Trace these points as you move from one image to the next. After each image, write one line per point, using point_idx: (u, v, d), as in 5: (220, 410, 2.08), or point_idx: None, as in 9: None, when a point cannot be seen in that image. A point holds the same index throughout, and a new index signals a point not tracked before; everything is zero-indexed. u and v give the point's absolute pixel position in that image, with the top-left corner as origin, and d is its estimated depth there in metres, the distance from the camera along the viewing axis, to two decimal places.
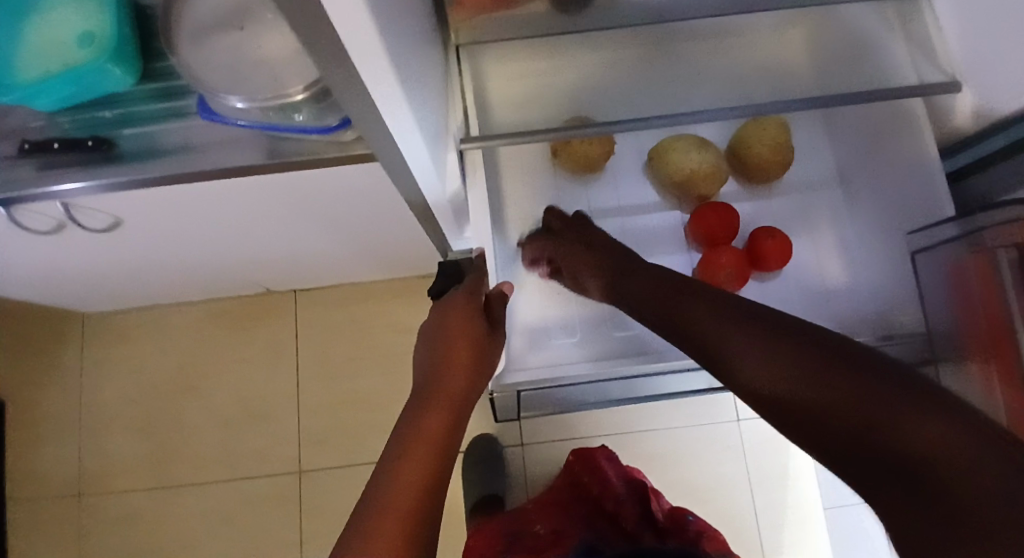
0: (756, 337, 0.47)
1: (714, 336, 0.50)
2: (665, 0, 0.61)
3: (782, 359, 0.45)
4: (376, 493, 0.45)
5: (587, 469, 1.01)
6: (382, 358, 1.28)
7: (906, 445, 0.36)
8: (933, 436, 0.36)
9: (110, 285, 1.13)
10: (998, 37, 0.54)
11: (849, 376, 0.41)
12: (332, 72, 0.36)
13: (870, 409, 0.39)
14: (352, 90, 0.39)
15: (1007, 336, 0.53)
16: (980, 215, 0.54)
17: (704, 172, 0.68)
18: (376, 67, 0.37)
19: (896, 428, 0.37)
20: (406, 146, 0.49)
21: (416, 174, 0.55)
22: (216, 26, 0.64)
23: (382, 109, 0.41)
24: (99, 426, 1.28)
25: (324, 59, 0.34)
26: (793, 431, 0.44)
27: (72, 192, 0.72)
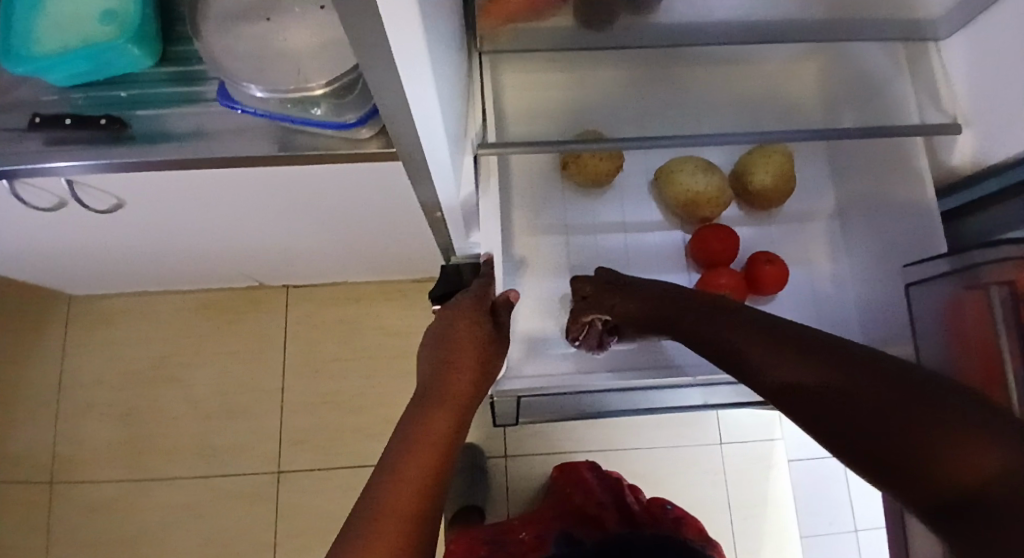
0: (791, 361, 0.49)
1: (747, 351, 0.52)
2: (682, 26, 0.63)
3: (813, 374, 0.47)
4: (376, 498, 0.46)
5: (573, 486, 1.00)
6: (371, 360, 1.27)
7: (935, 461, 0.38)
8: (962, 451, 0.38)
9: (102, 268, 1.12)
10: (1005, 85, 0.57)
11: (877, 388, 0.43)
12: (369, 59, 0.37)
13: (897, 422, 0.41)
14: (386, 76, 0.40)
15: (998, 370, 0.51)
16: (974, 253, 0.53)
17: (709, 196, 0.70)
18: (414, 63, 0.37)
19: (925, 444, 0.39)
20: (427, 141, 0.49)
21: (434, 173, 0.56)
22: (242, 15, 0.65)
23: (412, 100, 0.42)
24: (76, 411, 1.25)
25: (364, 43, 0.35)
26: (828, 441, 0.46)
27: (75, 171, 0.72)
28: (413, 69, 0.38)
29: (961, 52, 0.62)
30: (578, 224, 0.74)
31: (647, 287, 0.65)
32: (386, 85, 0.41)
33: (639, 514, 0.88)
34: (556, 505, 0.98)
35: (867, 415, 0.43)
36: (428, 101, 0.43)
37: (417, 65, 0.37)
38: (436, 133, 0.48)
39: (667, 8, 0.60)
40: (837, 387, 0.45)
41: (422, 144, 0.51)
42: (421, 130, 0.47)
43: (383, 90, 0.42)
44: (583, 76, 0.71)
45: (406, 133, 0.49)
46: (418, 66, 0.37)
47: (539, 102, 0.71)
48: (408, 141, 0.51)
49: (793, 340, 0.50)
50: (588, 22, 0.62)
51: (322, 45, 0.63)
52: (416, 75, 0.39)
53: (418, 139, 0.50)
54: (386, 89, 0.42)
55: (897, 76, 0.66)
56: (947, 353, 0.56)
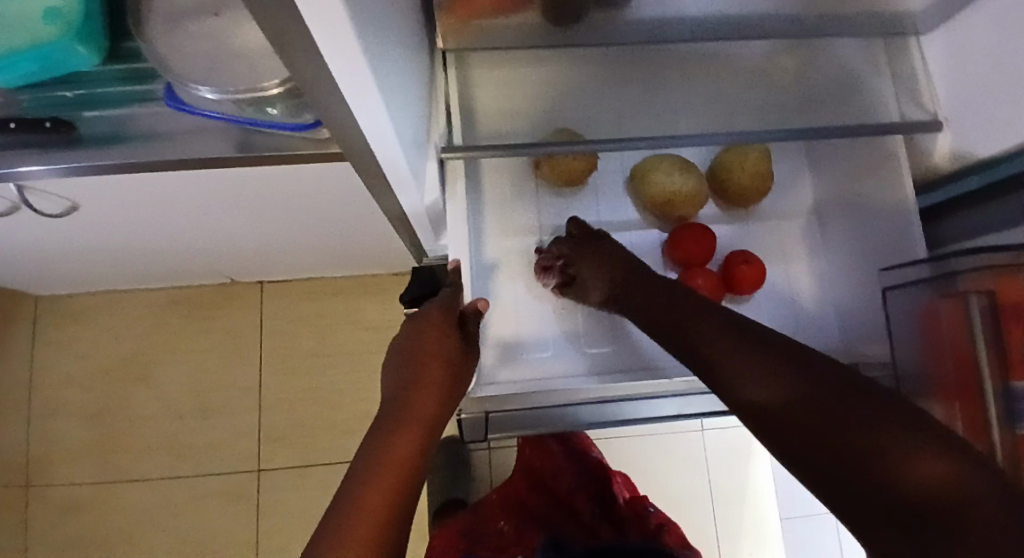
0: (763, 364, 0.47)
1: (715, 353, 0.51)
2: (654, 20, 0.61)
3: (782, 380, 0.46)
4: (337, 526, 0.43)
5: (538, 454, 0.91)
6: (349, 356, 1.25)
7: (908, 477, 0.37)
8: (932, 467, 0.37)
9: (65, 268, 1.08)
10: (992, 84, 0.56)
11: (848, 402, 0.42)
12: (306, 74, 0.35)
13: (871, 439, 0.40)
14: (327, 91, 0.37)
15: (975, 384, 0.50)
16: (952, 260, 0.52)
17: (684, 195, 0.68)
18: (354, 76, 0.35)
19: (899, 461, 0.38)
20: (381, 150, 0.47)
21: (393, 181, 0.54)
22: (187, 12, 0.62)
23: (359, 111, 0.40)
24: (46, 413, 1.22)
25: (297, 58, 0.33)
26: (788, 451, 0.44)
27: (37, 175, 0.69)
28: (353, 81, 0.35)
29: (940, 47, 0.62)
30: (552, 225, 0.72)
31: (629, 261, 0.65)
32: (327, 98, 0.38)
33: (618, 513, 0.86)
34: (523, 481, 0.91)
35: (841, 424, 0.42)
36: (377, 113, 0.40)
37: (358, 78, 0.35)
38: (389, 143, 0.45)
39: (638, 4, 0.58)
40: (808, 397, 0.44)
41: (375, 152, 0.48)
42: (373, 139, 0.45)
43: (326, 103, 0.39)
44: (553, 70, 0.68)
45: (360, 145, 0.47)
46: (360, 78, 0.35)
47: (506, 101, 0.67)
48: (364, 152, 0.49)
49: (763, 347, 0.49)
50: (556, 20, 0.59)
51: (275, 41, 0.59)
52: (358, 88, 0.36)
53: (372, 149, 0.48)
54: (328, 103, 0.39)
55: (874, 75, 0.66)
56: (923, 361, 0.55)
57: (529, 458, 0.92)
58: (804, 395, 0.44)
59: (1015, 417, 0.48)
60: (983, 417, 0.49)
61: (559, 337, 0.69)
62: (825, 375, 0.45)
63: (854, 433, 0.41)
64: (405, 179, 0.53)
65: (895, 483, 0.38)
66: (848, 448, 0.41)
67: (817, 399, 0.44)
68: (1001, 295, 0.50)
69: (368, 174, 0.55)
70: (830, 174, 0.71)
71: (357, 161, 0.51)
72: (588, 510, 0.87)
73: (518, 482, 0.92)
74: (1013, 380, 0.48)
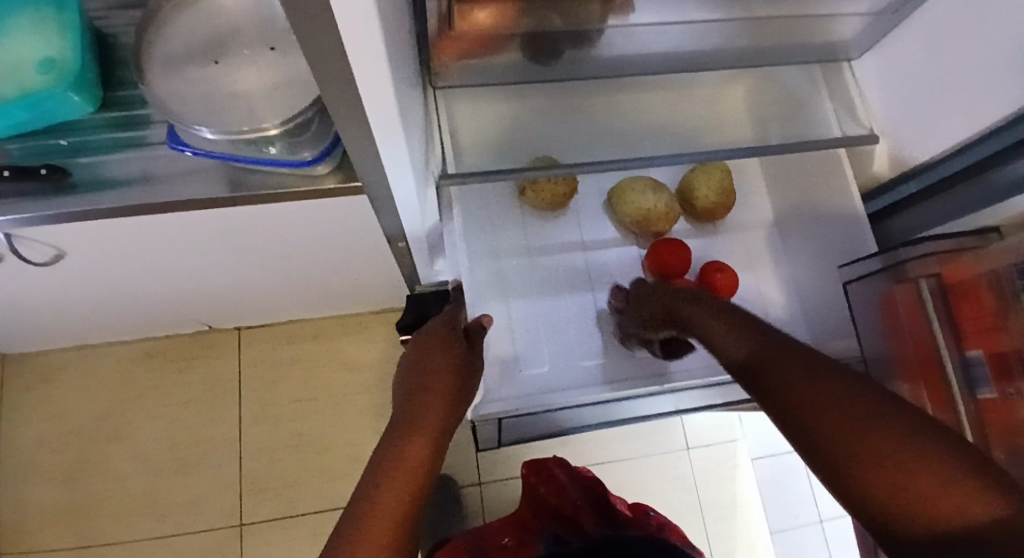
0: (750, 336, 0.52)
1: (708, 327, 0.57)
2: (622, 57, 0.68)
3: (765, 342, 0.51)
4: (353, 525, 0.44)
5: (542, 478, 0.95)
6: (333, 397, 1.24)
7: (927, 501, 0.36)
8: (956, 498, 0.36)
9: (38, 322, 1.07)
10: (920, 101, 0.65)
11: (850, 384, 0.44)
12: (329, 67, 0.39)
13: (888, 443, 0.39)
14: (345, 83, 0.41)
15: (935, 359, 0.56)
16: (901, 250, 0.58)
17: (660, 212, 0.73)
18: (375, 86, 0.39)
19: (918, 476, 0.37)
20: (386, 159, 0.51)
21: (398, 188, 0.58)
22: (186, 61, 0.65)
23: (373, 119, 0.44)
24: (13, 477, 1.17)
25: (324, 52, 0.37)
26: (783, 422, 0.46)
27: (9, 224, 0.68)
28: (374, 90, 0.39)
29: (872, 71, 0.70)
30: (538, 246, 0.76)
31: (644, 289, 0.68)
32: (340, 92, 0.42)
33: (620, 518, 0.82)
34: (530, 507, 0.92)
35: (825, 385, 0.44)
36: (390, 123, 0.44)
37: (378, 85, 0.39)
38: (397, 151, 0.49)
39: (609, 42, 0.65)
40: (823, 389, 0.44)
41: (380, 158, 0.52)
42: (384, 151, 0.48)
43: (339, 97, 0.43)
44: (533, 104, 0.74)
45: (365, 145, 0.51)
46: (380, 85, 0.39)
47: (492, 132, 0.73)
48: (368, 153, 0.52)
49: (746, 322, 0.54)
50: (535, 58, 0.65)
51: (274, 84, 0.63)
52: (375, 95, 0.40)
53: (378, 153, 0.52)
54: (344, 98, 0.43)
55: (817, 94, 0.74)
56: (882, 345, 0.61)
57: (535, 483, 0.95)
58: (812, 371, 0.46)
59: (974, 383, 0.54)
60: (948, 386, 0.55)
61: (554, 349, 0.72)
62: (846, 378, 0.44)
63: (867, 432, 0.40)
64: (407, 189, 0.58)
65: (899, 495, 0.37)
66: (843, 434, 0.41)
67: (834, 400, 0.43)
68: (946, 279, 0.57)
69: (371, 176, 0.59)
70: (787, 189, 0.79)
71: (358, 162, 0.54)
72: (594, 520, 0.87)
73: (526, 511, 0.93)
74: (967, 350, 0.55)
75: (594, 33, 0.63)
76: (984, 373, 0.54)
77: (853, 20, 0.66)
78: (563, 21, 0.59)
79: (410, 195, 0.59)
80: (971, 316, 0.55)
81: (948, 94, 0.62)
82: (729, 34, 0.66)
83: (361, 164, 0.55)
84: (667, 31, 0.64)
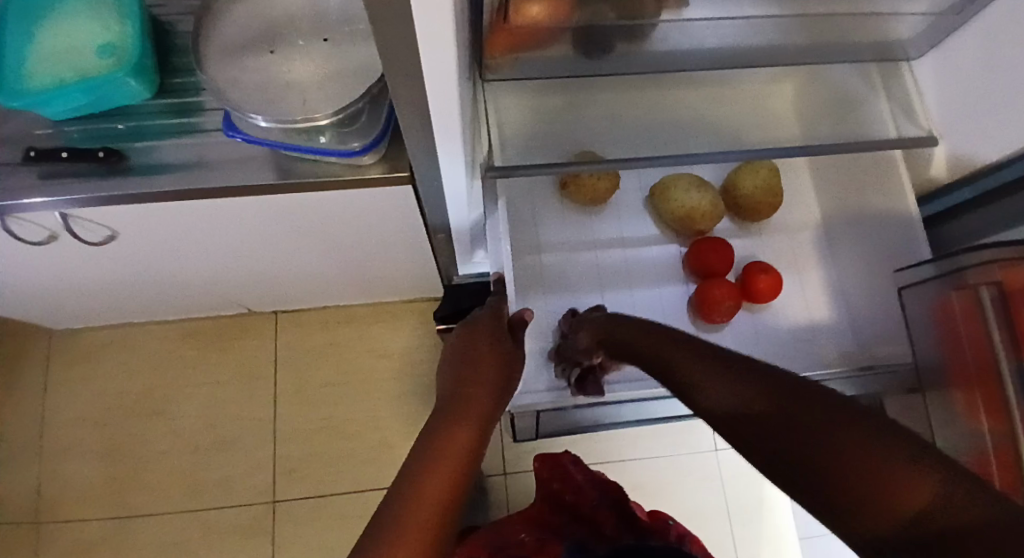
0: (693, 358, 0.50)
1: (658, 351, 0.54)
2: (672, 53, 0.67)
3: (704, 364, 0.48)
4: (397, 505, 0.45)
5: (557, 474, 0.92)
6: (364, 383, 1.26)
7: (882, 493, 0.32)
8: (904, 483, 0.31)
9: (86, 300, 1.11)
10: (979, 103, 0.63)
11: (800, 403, 0.39)
12: (395, 44, 0.39)
13: (837, 448, 0.35)
14: (405, 57, 0.41)
15: (992, 367, 0.54)
16: (962, 256, 0.56)
17: (702, 210, 0.73)
18: (440, 64, 0.40)
19: (877, 476, 0.33)
20: (439, 136, 0.51)
21: (444, 169, 0.58)
22: (242, 50, 0.67)
23: (431, 95, 0.44)
24: (57, 449, 1.22)
25: (393, 28, 0.37)
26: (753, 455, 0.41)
27: (67, 205, 0.71)
28: (441, 65, 0.40)
29: (931, 71, 0.68)
30: (578, 241, 0.76)
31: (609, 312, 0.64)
32: (402, 69, 0.42)
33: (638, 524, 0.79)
34: (547, 504, 0.91)
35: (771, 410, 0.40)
36: (446, 99, 0.45)
37: (443, 59, 0.39)
38: (450, 132, 0.50)
39: (662, 36, 0.64)
40: (772, 403, 0.40)
41: (432, 136, 0.52)
42: (440, 129, 0.49)
43: (401, 75, 0.43)
44: (578, 98, 0.74)
45: (418, 125, 0.51)
46: (442, 60, 0.39)
47: (534, 124, 0.72)
48: (420, 134, 0.53)
49: (689, 345, 0.52)
50: (586, 51, 0.65)
51: (326, 74, 0.64)
52: (440, 74, 0.41)
53: (433, 135, 0.52)
54: (405, 75, 0.43)
55: (871, 95, 0.71)
56: (941, 352, 0.59)
57: (548, 479, 0.92)
58: (757, 397, 0.42)
59: None
60: (1004, 395, 0.52)
61: None
62: (797, 388, 0.40)
63: (818, 441, 0.36)
64: (454, 167, 0.58)
65: (870, 510, 0.32)
66: (810, 458, 0.36)
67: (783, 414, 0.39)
68: (1008, 286, 0.53)
69: (419, 159, 0.60)
70: (835, 191, 0.77)
71: (408, 143, 0.55)
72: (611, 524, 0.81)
73: (541, 508, 0.91)
74: None
75: (647, 26, 0.62)
76: None
77: (914, 19, 0.64)
78: (618, 14, 0.59)
79: (453, 175, 0.60)
80: None
81: (1008, 95, 0.60)
82: (786, 30, 0.65)
83: (411, 146, 0.56)
84: (724, 25, 0.64)
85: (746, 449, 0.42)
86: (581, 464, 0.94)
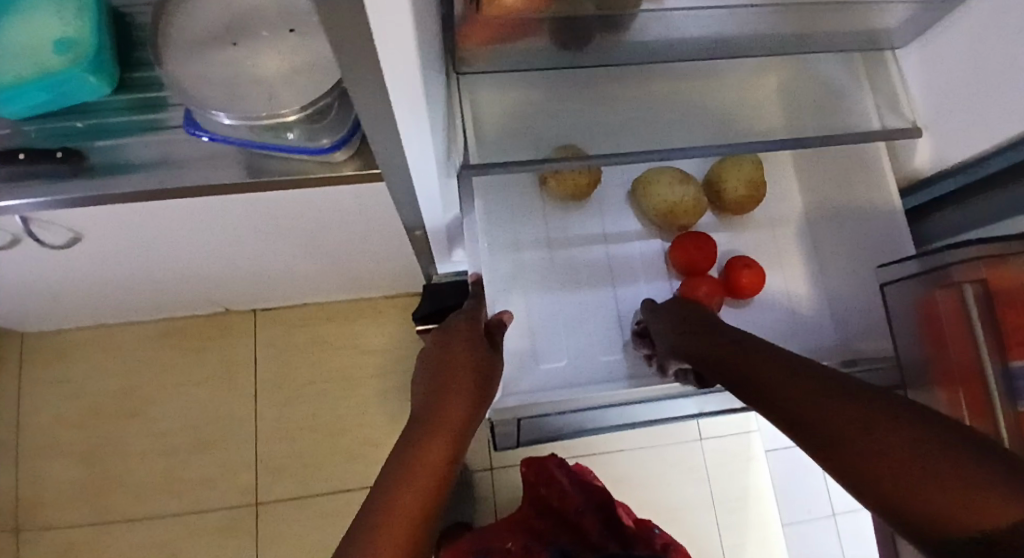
0: (751, 351, 0.53)
1: (716, 349, 0.56)
2: (654, 44, 0.65)
3: (760, 353, 0.52)
4: (368, 526, 0.43)
5: (542, 479, 0.89)
6: (347, 381, 1.24)
7: (920, 473, 0.35)
8: (951, 466, 0.35)
9: (55, 302, 1.07)
10: (967, 96, 0.62)
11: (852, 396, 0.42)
12: (349, 43, 0.37)
13: (875, 432, 0.39)
14: (363, 57, 0.39)
15: (976, 368, 0.54)
16: (947, 252, 0.55)
17: (686, 205, 0.71)
18: (399, 62, 0.38)
19: (918, 458, 0.36)
20: (405, 134, 0.49)
21: (414, 164, 0.56)
22: (205, 43, 0.64)
23: (391, 91, 0.42)
24: (34, 453, 1.19)
25: (347, 28, 0.35)
26: (794, 432, 0.45)
27: (27, 207, 0.68)
28: (401, 63, 0.38)
29: (916, 61, 0.68)
30: (560, 238, 0.75)
31: (674, 312, 0.63)
32: (360, 68, 0.40)
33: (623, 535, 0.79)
34: (532, 508, 0.89)
35: (824, 400, 0.43)
36: (410, 97, 0.42)
37: (401, 55, 0.37)
38: (417, 129, 0.48)
39: (641, 28, 0.62)
40: (825, 393, 0.44)
41: (400, 135, 0.50)
42: (405, 124, 0.47)
43: (359, 74, 0.41)
44: (558, 90, 0.72)
45: (384, 125, 0.49)
46: (402, 59, 0.37)
47: (512, 117, 0.70)
48: (386, 133, 0.50)
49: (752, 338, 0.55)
50: (564, 44, 0.63)
51: (293, 68, 0.62)
52: (401, 72, 0.39)
53: (400, 134, 0.50)
54: (362, 73, 0.41)
55: (857, 84, 0.70)
56: (923, 349, 0.59)
57: (535, 483, 0.90)
58: (815, 385, 0.45)
59: (1017, 396, 0.51)
60: (987, 396, 0.52)
61: (573, 344, 0.71)
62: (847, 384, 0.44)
63: (863, 422, 0.40)
64: (427, 166, 0.56)
65: (907, 486, 0.36)
66: (853, 437, 0.40)
67: (841, 402, 0.42)
68: (992, 284, 0.53)
69: (390, 158, 0.57)
70: (818, 184, 0.76)
71: (376, 142, 0.53)
72: (596, 533, 0.82)
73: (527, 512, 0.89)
74: (1010, 361, 0.52)
75: (627, 19, 0.60)
76: None
77: (900, 11, 0.63)
78: (596, 7, 0.57)
79: (426, 175, 0.58)
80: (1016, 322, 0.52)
81: (996, 88, 0.59)
82: (766, 21, 0.63)
83: (379, 144, 0.54)
84: (705, 18, 0.62)
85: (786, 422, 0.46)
86: (568, 466, 0.92)
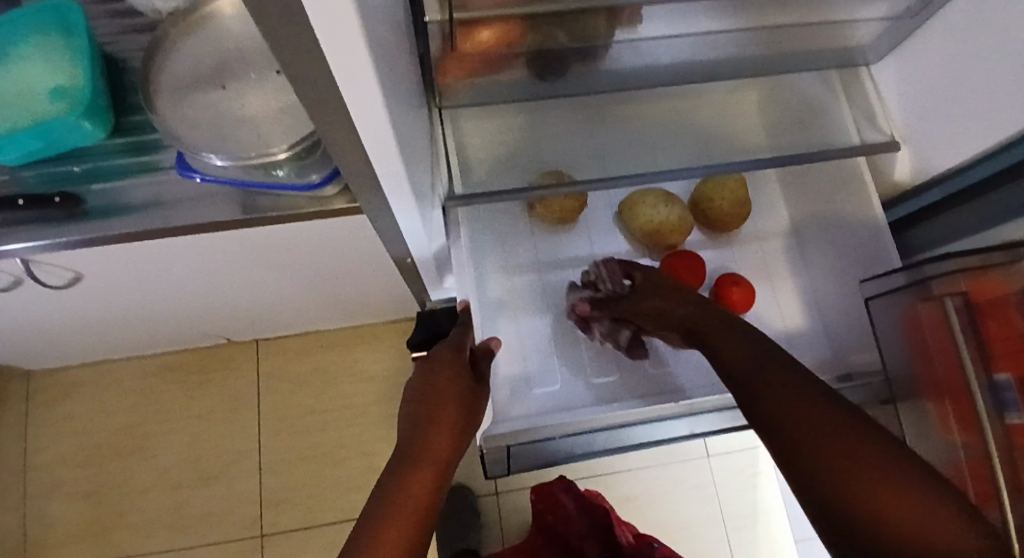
0: (749, 353, 0.53)
1: (709, 334, 0.57)
2: (630, 71, 0.66)
3: (756, 359, 0.52)
4: None
5: (548, 506, 0.90)
6: (349, 408, 1.24)
7: (913, 530, 0.39)
8: (939, 528, 0.39)
9: (59, 340, 1.09)
10: (941, 108, 0.63)
11: (852, 430, 0.44)
12: (318, 91, 0.39)
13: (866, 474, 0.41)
14: (334, 103, 0.40)
15: (964, 382, 0.54)
16: (925, 266, 0.55)
17: (671, 225, 0.72)
18: (366, 106, 0.39)
19: (913, 514, 0.39)
20: (382, 171, 0.50)
21: (395, 198, 0.57)
22: (193, 87, 0.66)
23: (362, 132, 0.43)
24: (39, 492, 1.19)
25: (313, 78, 0.37)
26: (779, 450, 0.47)
27: (28, 251, 0.70)
28: (368, 108, 0.39)
29: (891, 75, 0.69)
30: (548, 261, 0.76)
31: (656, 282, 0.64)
32: (331, 113, 0.42)
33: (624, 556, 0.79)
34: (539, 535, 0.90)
35: (820, 427, 0.45)
36: (383, 137, 0.44)
37: (367, 101, 0.38)
38: (394, 165, 0.49)
39: (616, 55, 0.64)
40: (821, 419, 0.45)
41: (380, 172, 0.51)
42: (381, 162, 0.48)
43: (331, 118, 0.42)
44: (540, 117, 0.73)
45: (362, 162, 0.50)
46: (370, 105, 0.39)
47: (496, 146, 0.71)
48: (366, 170, 0.52)
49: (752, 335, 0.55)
50: (540, 73, 0.64)
51: (279, 107, 0.63)
52: (369, 116, 0.40)
53: (377, 171, 0.51)
54: (333, 116, 0.42)
55: (835, 100, 0.71)
56: (911, 363, 0.58)
57: (541, 511, 0.90)
58: (811, 408, 0.46)
59: (1004, 408, 0.52)
60: (975, 408, 0.53)
61: (564, 367, 0.72)
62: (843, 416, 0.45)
63: (859, 461, 0.42)
64: (409, 200, 0.57)
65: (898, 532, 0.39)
66: (847, 472, 0.42)
67: (837, 434, 0.44)
68: (973, 296, 0.54)
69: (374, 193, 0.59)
70: (803, 199, 0.77)
71: (357, 179, 0.54)
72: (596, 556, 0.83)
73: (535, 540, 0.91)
74: (995, 372, 0.53)
75: (601, 47, 0.62)
76: (1016, 398, 0.51)
77: (870, 25, 0.65)
78: (569, 37, 0.59)
79: (410, 208, 0.60)
80: (998, 334, 0.54)
81: (969, 100, 0.60)
82: (739, 43, 0.64)
83: (361, 180, 0.55)
84: (678, 44, 0.63)
85: (773, 432, 0.48)
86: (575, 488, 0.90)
